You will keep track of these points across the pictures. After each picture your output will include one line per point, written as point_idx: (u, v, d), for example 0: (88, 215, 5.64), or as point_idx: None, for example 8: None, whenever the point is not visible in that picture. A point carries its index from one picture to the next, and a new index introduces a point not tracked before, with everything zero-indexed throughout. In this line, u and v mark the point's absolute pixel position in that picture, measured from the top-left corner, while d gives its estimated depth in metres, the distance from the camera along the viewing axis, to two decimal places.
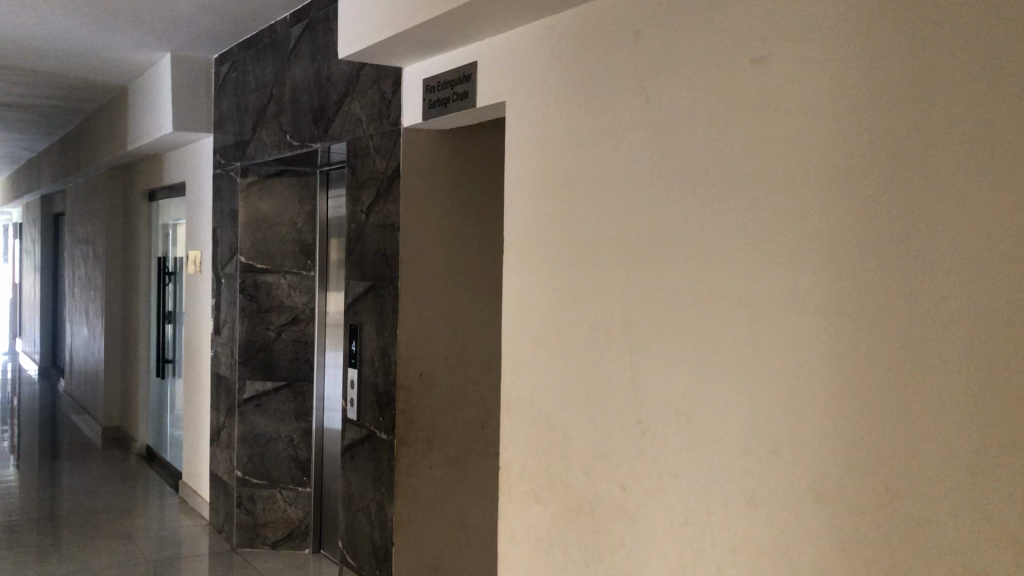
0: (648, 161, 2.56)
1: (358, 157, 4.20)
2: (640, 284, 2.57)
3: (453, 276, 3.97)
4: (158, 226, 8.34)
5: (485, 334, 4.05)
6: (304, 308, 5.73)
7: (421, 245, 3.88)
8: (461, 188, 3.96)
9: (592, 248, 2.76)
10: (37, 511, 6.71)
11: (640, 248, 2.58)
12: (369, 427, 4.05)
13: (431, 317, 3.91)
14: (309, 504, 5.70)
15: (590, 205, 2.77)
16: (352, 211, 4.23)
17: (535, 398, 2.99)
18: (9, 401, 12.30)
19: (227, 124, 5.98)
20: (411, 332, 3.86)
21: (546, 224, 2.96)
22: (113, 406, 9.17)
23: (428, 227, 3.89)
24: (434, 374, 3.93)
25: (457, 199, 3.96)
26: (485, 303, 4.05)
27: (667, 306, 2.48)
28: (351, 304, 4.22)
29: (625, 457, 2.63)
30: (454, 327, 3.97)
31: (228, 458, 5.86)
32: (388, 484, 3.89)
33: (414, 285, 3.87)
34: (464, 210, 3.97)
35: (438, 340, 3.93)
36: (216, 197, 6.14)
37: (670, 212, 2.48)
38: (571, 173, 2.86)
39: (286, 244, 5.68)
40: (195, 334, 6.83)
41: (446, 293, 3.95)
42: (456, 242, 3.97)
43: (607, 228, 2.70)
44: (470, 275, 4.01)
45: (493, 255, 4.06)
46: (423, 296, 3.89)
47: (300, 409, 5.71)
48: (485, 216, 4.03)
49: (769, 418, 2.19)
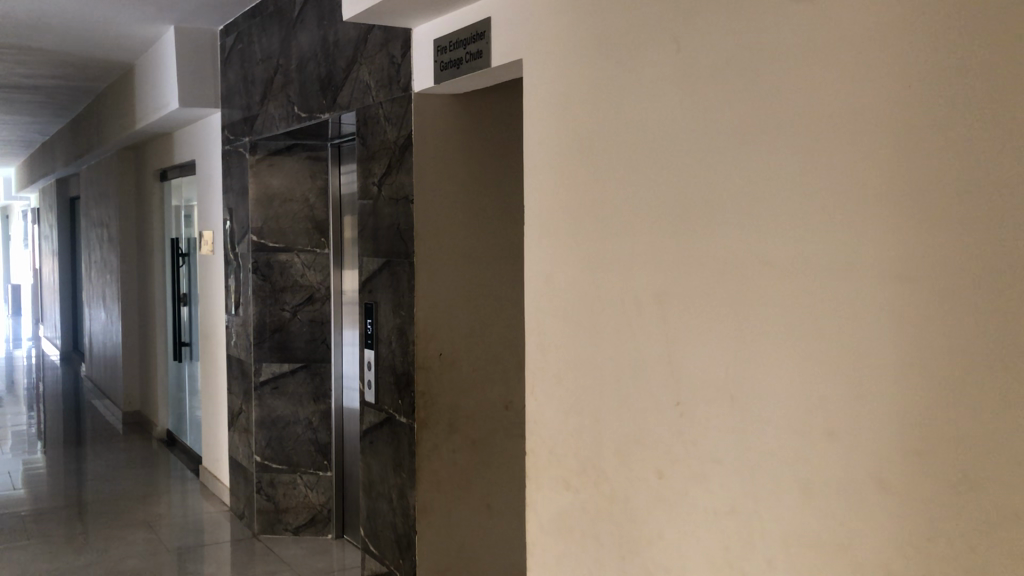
0: (680, 116, 2.32)
1: (369, 127, 3.97)
2: (675, 251, 2.35)
3: (472, 249, 3.75)
4: (170, 207, 8.17)
5: (508, 310, 3.84)
6: (319, 287, 5.53)
7: (437, 218, 3.66)
8: (478, 156, 3.73)
9: (619, 214, 2.54)
10: (56, 499, 6.61)
11: (674, 213, 2.35)
12: (388, 410, 3.86)
13: (449, 294, 3.70)
14: (330, 489, 5.54)
15: (616, 168, 2.55)
16: (363, 184, 4.01)
17: (562, 378, 2.78)
18: (31, 388, 12.27)
19: (234, 99, 5.77)
20: (429, 310, 3.65)
21: (570, 190, 2.74)
22: (133, 390, 9.14)
23: (445, 198, 3.68)
24: (453, 354, 3.73)
25: (475, 167, 3.73)
26: (507, 278, 3.83)
27: (705, 274, 2.25)
28: (365, 282, 4.02)
29: (661, 441, 2.42)
30: (475, 304, 3.76)
31: (246, 442, 5.71)
32: (408, 470, 3.70)
33: (431, 261, 3.65)
34: (482, 180, 3.75)
35: (457, 317, 3.72)
36: (226, 174, 5.94)
37: (707, 171, 2.25)
38: (594, 133, 2.63)
39: (298, 222, 5.50)
40: (210, 316, 6.68)
41: (465, 268, 3.74)
42: (474, 214, 3.75)
43: (636, 193, 2.48)
44: (490, 249, 3.79)
45: (515, 226, 3.84)
46: (441, 272, 3.68)
47: (318, 391, 5.53)
48: (505, 185, 3.80)
49: (824, 398, 1.97)
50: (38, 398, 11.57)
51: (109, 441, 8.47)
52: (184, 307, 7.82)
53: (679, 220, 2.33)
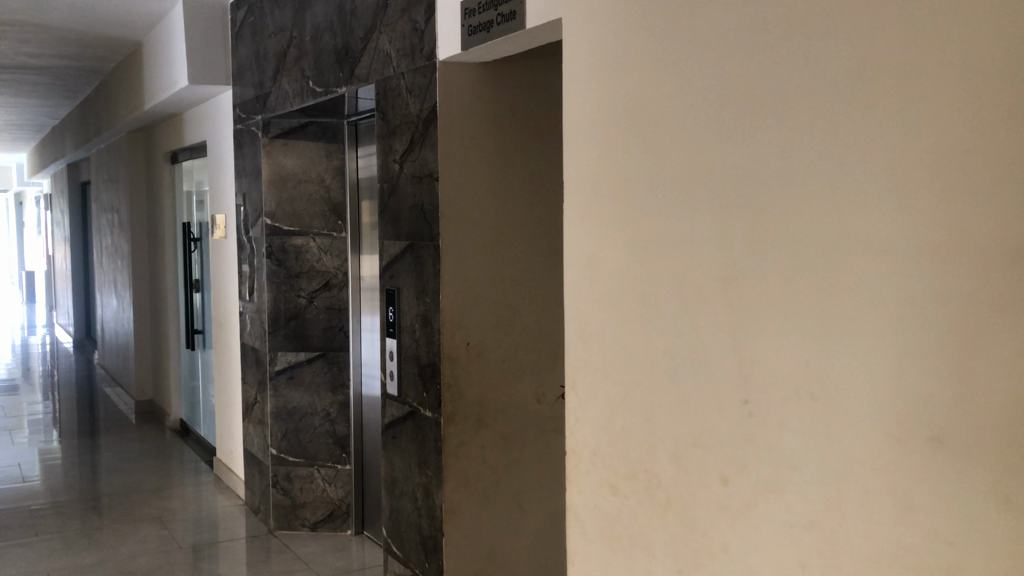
0: (747, 75, 2.04)
1: (389, 99, 3.71)
2: (741, 230, 2.07)
3: (502, 232, 3.48)
4: (181, 190, 7.94)
5: (542, 296, 3.56)
6: (336, 272, 5.28)
7: (465, 197, 3.39)
8: (508, 131, 3.46)
9: (675, 189, 2.26)
10: (68, 492, 6.41)
11: (741, 186, 2.07)
12: (411, 403, 3.61)
13: (478, 279, 3.43)
14: (349, 483, 5.31)
15: (671, 138, 2.27)
16: (384, 161, 3.75)
17: (607, 371, 2.52)
18: (45, 376, 12.12)
19: (245, 75, 5.50)
20: (456, 296, 3.39)
21: (616, 165, 2.46)
22: (146, 378, 8.92)
23: (473, 177, 3.40)
24: (483, 344, 3.46)
25: (505, 143, 3.46)
26: (540, 262, 3.56)
27: (779, 256, 1.98)
28: (387, 268, 3.76)
29: (725, 443, 2.15)
30: (506, 290, 3.50)
31: (262, 434, 5.47)
32: (435, 468, 3.45)
33: (458, 243, 3.38)
34: (512, 156, 3.47)
35: (486, 304, 3.45)
36: (238, 155, 5.68)
37: (779, 139, 1.97)
38: (645, 101, 2.36)
39: (315, 205, 5.24)
40: (223, 304, 6.45)
41: (496, 251, 3.47)
42: (505, 193, 3.47)
43: (695, 166, 2.20)
44: (522, 231, 3.52)
45: (549, 206, 3.56)
46: (471, 255, 3.42)
47: (336, 380, 5.28)
48: (538, 162, 3.52)
49: (922, 398, 1.70)
50: (52, 386, 11.43)
51: (122, 431, 8.29)
52: (197, 294, 7.60)
53: (747, 195, 2.05)
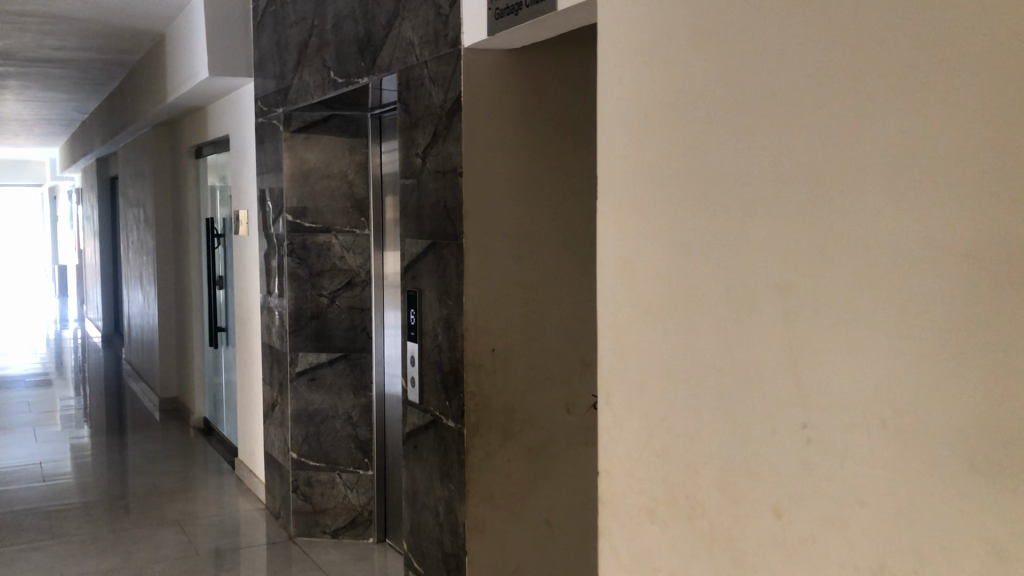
0: (803, 56, 1.80)
1: (411, 89, 3.50)
2: (797, 232, 1.83)
3: (530, 231, 3.25)
4: (205, 185, 7.80)
5: (572, 299, 3.34)
6: (359, 270, 5.09)
7: (491, 194, 3.17)
8: (537, 123, 3.23)
9: (720, 187, 2.03)
10: (90, 493, 6.30)
11: (796, 183, 1.83)
12: (433, 411, 3.40)
13: (504, 281, 3.22)
14: (371, 489, 5.12)
15: (715, 129, 2.03)
16: (405, 155, 3.54)
17: (645, 386, 2.29)
18: (72, 372, 12.09)
19: (267, 66, 5.32)
20: (481, 300, 3.18)
21: (655, 159, 2.23)
22: (170, 375, 8.81)
23: (500, 172, 3.18)
24: (509, 351, 3.24)
25: (534, 136, 3.23)
26: (571, 262, 3.33)
27: (838, 263, 1.75)
28: (408, 268, 3.56)
29: (777, 470, 1.92)
30: (534, 292, 3.28)
31: (282, 438, 5.30)
32: (457, 482, 3.25)
33: (484, 243, 3.17)
34: (541, 150, 3.25)
35: (512, 309, 3.24)
36: (260, 149, 5.51)
37: (840, 130, 1.73)
38: (686, 88, 2.12)
39: (337, 201, 5.05)
40: (246, 301, 6.29)
41: (524, 251, 3.24)
42: (534, 190, 3.25)
43: (742, 160, 1.96)
44: (552, 229, 3.29)
45: (580, 203, 3.33)
46: (497, 256, 3.20)
47: (359, 383, 5.10)
48: (569, 156, 3.30)
49: (1017, 430, 1.45)
50: (80, 382, 11.40)
51: (146, 429, 8.18)
52: (220, 291, 7.46)
53: (803, 194, 1.81)
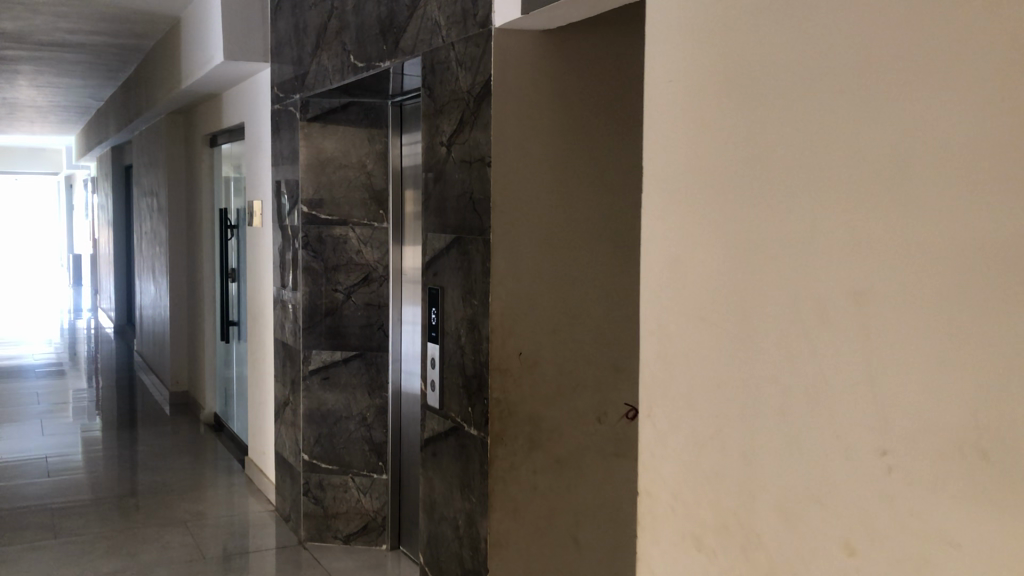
0: (888, 23, 1.54)
1: (436, 73, 3.28)
2: (885, 233, 1.58)
3: (562, 226, 3.02)
4: (220, 174, 7.61)
5: (607, 299, 3.10)
6: (376, 265, 4.87)
7: (521, 187, 2.95)
8: (571, 110, 3.00)
9: (783, 180, 1.77)
10: (97, 489, 6.13)
11: (877, 173, 1.57)
12: (454, 417, 3.19)
13: (534, 280, 2.99)
14: (385, 494, 4.91)
15: (777, 112, 1.78)
16: (429, 144, 3.33)
17: (693, 400, 2.06)
18: (84, 362, 11.96)
19: (285, 50, 5.11)
20: (508, 299, 2.96)
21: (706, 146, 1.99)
22: (181, 368, 8.65)
23: (531, 163, 2.95)
24: (537, 355, 3.02)
25: (568, 125, 3.00)
26: (605, 261, 3.10)
27: (929, 269, 1.49)
28: (430, 264, 3.34)
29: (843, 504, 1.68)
30: (565, 293, 3.05)
31: (294, 438, 5.10)
32: (480, 495, 3.03)
33: (512, 239, 2.95)
34: (575, 139, 3.02)
35: (541, 309, 3.01)
36: (276, 137, 5.31)
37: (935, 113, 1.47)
38: (742, 68, 1.87)
39: (356, 193, 4.84)
40: (259, 296, 6.09)
41: (555, 248, 3.02)
42: (566, 182, 3.02)
43: (809, 149, 1.70)
44: (586, 225, 3.06)
45: (618, 197, 3.09)
46: (527, 254, 2.97)
47: (374, 382, 4.89)
48: (606, 146, 3.06)
49: None
50: (92, 372, 11.27)
51: (156, 423, 8.01)
52: (233, 284, 7.26)
53: (886, 186, 1.56)
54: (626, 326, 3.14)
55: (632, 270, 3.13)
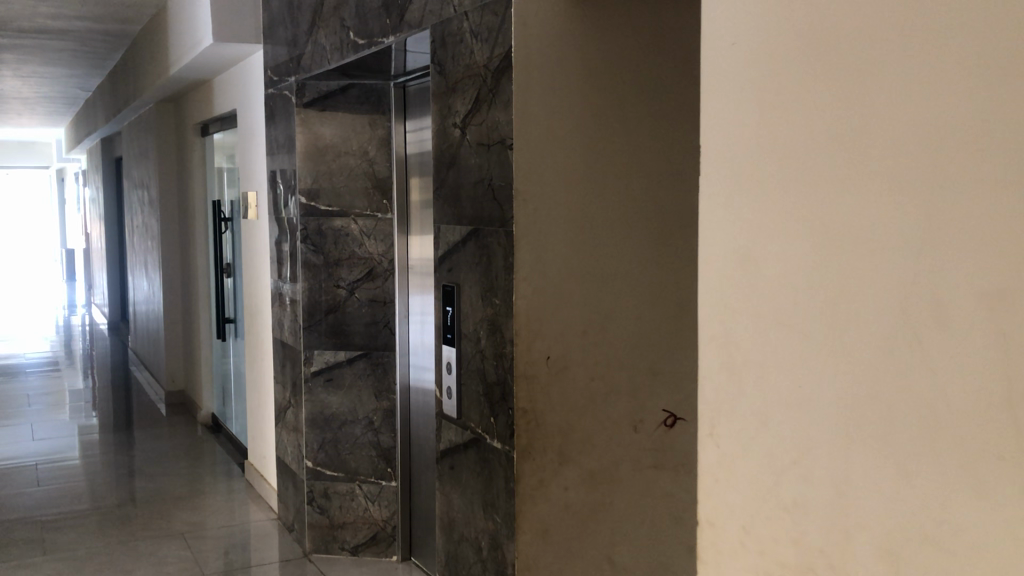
0: None
1: (447, 47, 2.97)
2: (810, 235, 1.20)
3: (594, 214, 2.70)
4: (212, 164, 7.28)
5: (643, 296, 2.79)
6: (381, 259, 4.55)
7: (546, 172, 2.63)
8: (600, 85, 2.68)
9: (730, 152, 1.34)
10: (92, 498, 5.83)
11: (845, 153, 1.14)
12: (475, 428, 2.89)
13: (562, 276, 2.68)
14: (395, 502, 4.61)
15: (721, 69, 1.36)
16: (441, 127, 3.02)
17: None
18: (78, 360, 11.67)
19: (278, 30, 4.78)
20: (533, 298, 2.65)
21: None
22: (177, 366, 8.35)
23: (558, 144, 2.64)
24: (566, 358, 2.71)
25: (597, 101, 2.68)
26: (641, 252, 2.78)
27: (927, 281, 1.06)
28: (446, 257, 3.04)
29: None
30: (597, 289, 2.73)
31: (296, 444, 4.79)
32: (505, 514, 2.73)
33: (538, 230, 2.64)
34: (606, 117, 2.69)
35: (569, 308, 2.70)
36: (270, 123, 4.98)
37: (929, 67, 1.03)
38: None
39: (357, 182, 4.52)
40: (255, 292, 5.78)
41: (586, 240, 2.70)
42: (597, 165, 2.69)
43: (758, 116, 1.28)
44: (620, 212, 2.74)
45: (654, 181, 2.77)
46: (556, 247, 2.66)
47: (380, 384, 4.58)
48: (641, 124, 2.74)
49: None
50: (87, 370, 10.98)
51: (153, 425, 7.72)
52: (229, 279, 6.95)
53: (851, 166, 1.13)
54: (664, 325, 2.83)
55: (670, 262, 2.82)
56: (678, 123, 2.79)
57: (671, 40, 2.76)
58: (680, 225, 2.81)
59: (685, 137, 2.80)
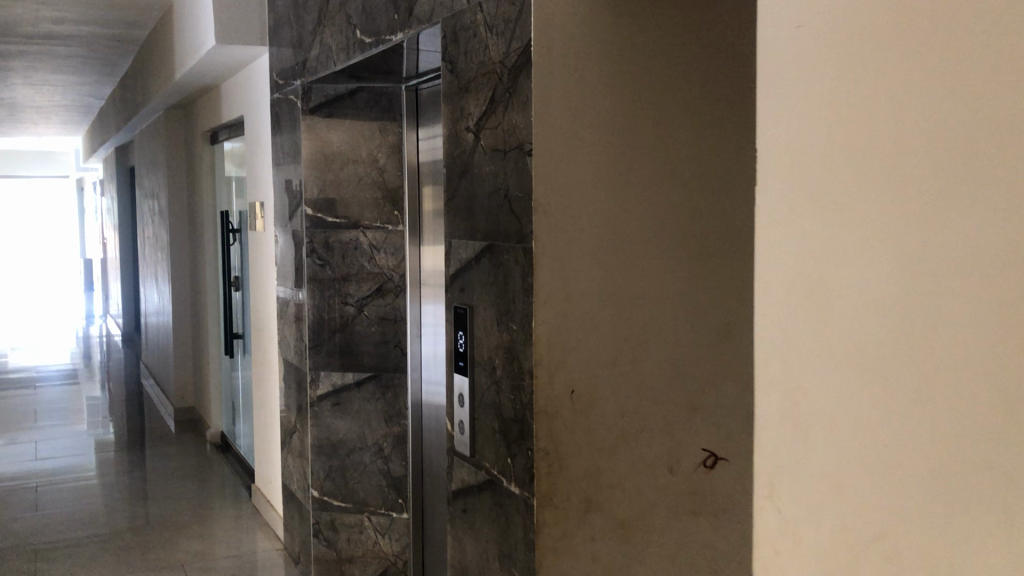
0: None
1: (459, 42, 2.66)
2: None
3: (624, 229, 2.39)
4: (221, 173, 7.02)
5: (679, 321, 2.47)
6: (391, 273, 4.25)
7: (570, 184, 2.31)
8: (631, 85, 2.36)
9: None
10: (97, 523, 5.57)
11: None
12: (490, 468, 2.57)
13: (588, 299, 2.36)
14: (406, 535, 4.30)
15: None
16: (453, 132, 2.71)
17: None
18: (91, 373, 11.48)
19: (283, 31, 4.50)
20: (555, 326, 2.33)
21: None
22: (186, 381, 8.09)
23: (582, 151, 2.32)
24: (591, 394, 2.39)
25: (627, 103, 2.36)
26: (678, 273, 2.46)
27: None
28: (458, 277, 2.73)
29: None
30: (626, 315, 2.41)
31: (302, 471, 4.49)
32: (524, 568, 2.41)
33: (561, 249, 2.32)
34: (637, 121, 2.38)
35: (595, 338, 2.38)
36: (276, 130, 4.70)
37: None
38: None
39: (366, 192, 4.23)
40: (262, 308, 5.49)
41: (615, 259, 2.38)
42: (627, 175, 2.37)
43: None
44: (655, 228, 2.42)
45: (691, 191, 2.45)
46: (581, 267, 2.34)
47: (390, 408, 4.27)
48: (676, 128, 2.42)
49: None
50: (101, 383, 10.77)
51: (161, 444, 7.46)
52: (237, 292, 6.68)
53: None
54: (703, 354, 2.52)
55: (709, 284, 2.50)
56: (720, 128, 2.47)
57: (709, 33, 2.45)
58: (720, 242, 2.49)
59: (726, 143, 2.48)
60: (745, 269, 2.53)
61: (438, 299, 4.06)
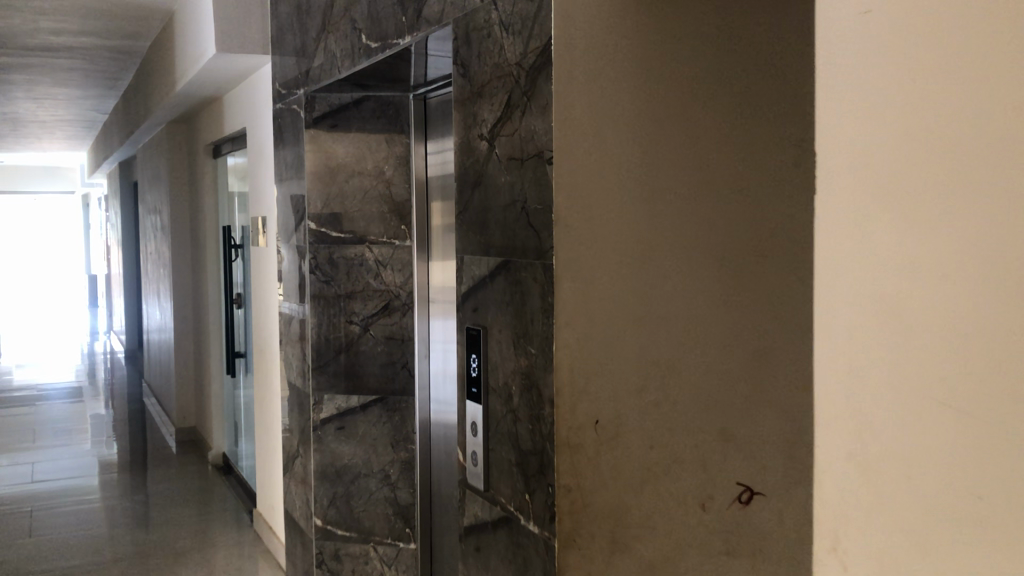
0: None
1: (472, 43, 2.48)
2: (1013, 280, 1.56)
3: (658, 245, 2.17)
4: (223, 187, 6.85)
5: (714, 346, 2.26)
6: (398, 291, 4.06)
7: (598, 196, 2.12)
8: (672, 87, 2.14)
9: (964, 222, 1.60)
10: (97, 549, 5.38)
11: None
12: (508, 503, 2.37)
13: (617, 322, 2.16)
14: (413, 567, 4.08)
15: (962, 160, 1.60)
16: (466, 141, 2.53)
17: None
18: (92, 391, 11.29)
19: (287, 39, 4.33)
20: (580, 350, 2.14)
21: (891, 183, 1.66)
22: (188, 400, 7.90)
23: (615, 162, 2.12)
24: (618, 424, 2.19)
25: (667, 108, 2.14)
26: (717, 293, 2.24)
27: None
28: (471, 296, 2.54)
29: None
30: (659, 339, 2.21)
31: (305, 498, 4.29)
32: None
33: (588, 267, 2.12)
34: (676, 128, 2.16)
35: (622, 364, 2.18)
36: (279, 142, 4.52)
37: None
38: None
39: (372, 206, 4.04)
40: (264, 327, 5.30)
41: (647, 278, 2.17)
42: (664, 187, 2.15)
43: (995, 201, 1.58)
44: (692, 245, 2.20)
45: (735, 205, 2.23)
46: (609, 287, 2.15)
47: (397, 432, 4.07)
48: (722, 135, 2.19)
49: None
50: (102, 402, 10.58)
51: (161, 465, 7.25)
52: (239, 309, 6.49)
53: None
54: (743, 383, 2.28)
55: (751, 306, 2.27)
56: (773, 135, 2.23)
57: (762, 32, 2.22)
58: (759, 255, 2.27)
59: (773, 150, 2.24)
60: (797, 290, 2.29)
61: (447, 318, 3.86)
